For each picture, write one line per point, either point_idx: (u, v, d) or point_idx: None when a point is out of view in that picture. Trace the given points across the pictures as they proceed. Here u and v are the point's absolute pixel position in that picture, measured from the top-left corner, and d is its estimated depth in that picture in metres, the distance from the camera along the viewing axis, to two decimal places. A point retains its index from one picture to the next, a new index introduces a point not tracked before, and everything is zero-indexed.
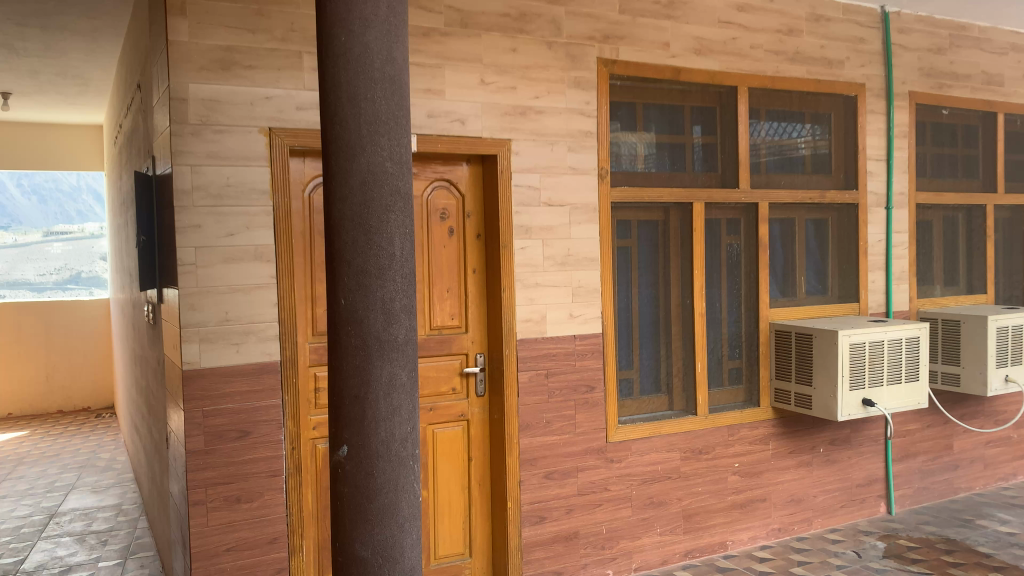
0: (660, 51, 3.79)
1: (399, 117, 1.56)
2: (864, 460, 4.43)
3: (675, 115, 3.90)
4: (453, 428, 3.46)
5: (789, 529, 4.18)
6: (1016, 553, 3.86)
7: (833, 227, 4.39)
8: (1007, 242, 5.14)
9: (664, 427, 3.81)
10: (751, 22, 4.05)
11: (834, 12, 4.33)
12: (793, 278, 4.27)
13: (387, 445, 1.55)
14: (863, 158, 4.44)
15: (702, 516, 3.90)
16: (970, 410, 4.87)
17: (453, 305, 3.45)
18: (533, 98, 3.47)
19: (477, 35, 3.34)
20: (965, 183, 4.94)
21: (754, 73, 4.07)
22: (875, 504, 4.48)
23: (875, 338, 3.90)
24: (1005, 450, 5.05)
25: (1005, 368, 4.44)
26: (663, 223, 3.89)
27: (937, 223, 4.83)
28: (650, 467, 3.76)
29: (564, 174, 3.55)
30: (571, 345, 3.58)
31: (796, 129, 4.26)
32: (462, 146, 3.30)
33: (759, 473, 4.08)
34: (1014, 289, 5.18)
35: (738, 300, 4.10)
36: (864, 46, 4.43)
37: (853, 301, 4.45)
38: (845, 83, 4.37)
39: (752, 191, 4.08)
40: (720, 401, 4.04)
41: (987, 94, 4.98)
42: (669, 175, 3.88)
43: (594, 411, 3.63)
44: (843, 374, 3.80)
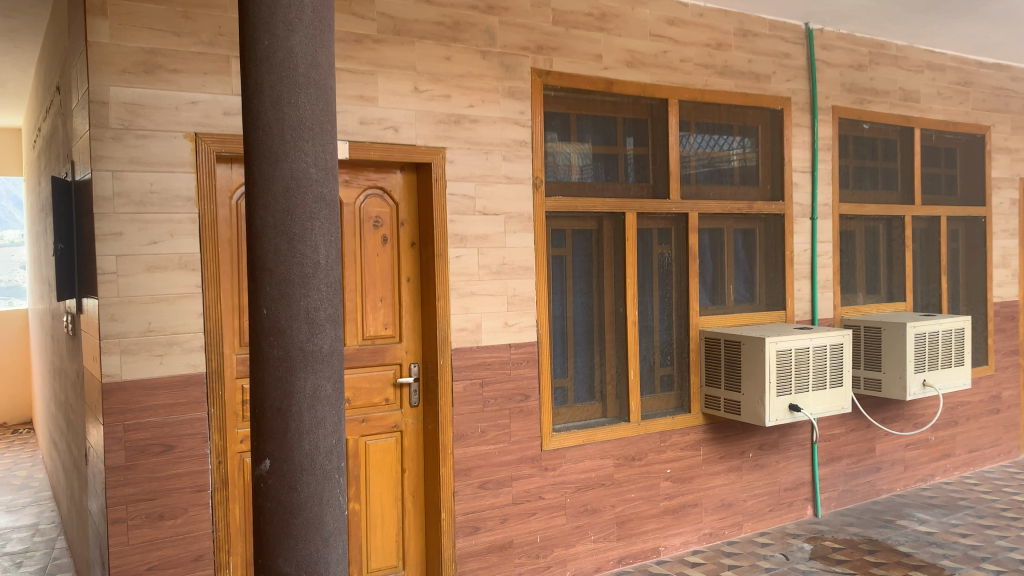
0: (593, 62, 3.83)
1: (324, 122, 1.53)
2: (792, 463, 4.53)
3: (608, 126, 3.94)
4: (386, 439, 3.42)
5: (720, 533, 4.25)
6: (934, 551, 4.00)
7: (760, 237, 4.50)
8: (924, 252, 5.35)
9: (598, 434, 3.84)
10: (681, 36, 4.13)
11: (761, 27, 4.45)
12: (723, 286, 4.36)
13: (311, 458, 1.52)
14: (789, 170, 4.56)
15: (635, 522, 3.94)
16: (891, 413, 5.04)
17: (386, 314, 3.41)
18: (467, 107, 3.47)
19: (410, 43, 3.32)
20: (885, 195, 5.13)
21: (684, 86, 4.16)
22: (802, 507, 4.59)
23: (800, 344, 4.00)
24: (924, 452, 5.24)
25: (922, 373, 4.61)
26: (596, 232, 3.92)
27: (859, 233, 5.00)
28: (584, 474, 3.78)
29: (499, 183, 3.56)
30: (506, 354, 3.58)
31: (726, 141, 4.35)
32: (395, 154, 3.27)
33: (690, 479, 4.15)
34: (931, 297, 5.40)
35: (669, 308, 4.16)
36: (790, 61, 4.57)
37: (780, 309, 4.57)
38: (772, 97, 4.50)
39: (682, 202, 4.16)
40: (652, 408, 4.09)
41: (905, 109, 5.19)
42: (602, 185, 3.92)
43: (529, 420, 3.63)
44: (770, 380, 3.89)
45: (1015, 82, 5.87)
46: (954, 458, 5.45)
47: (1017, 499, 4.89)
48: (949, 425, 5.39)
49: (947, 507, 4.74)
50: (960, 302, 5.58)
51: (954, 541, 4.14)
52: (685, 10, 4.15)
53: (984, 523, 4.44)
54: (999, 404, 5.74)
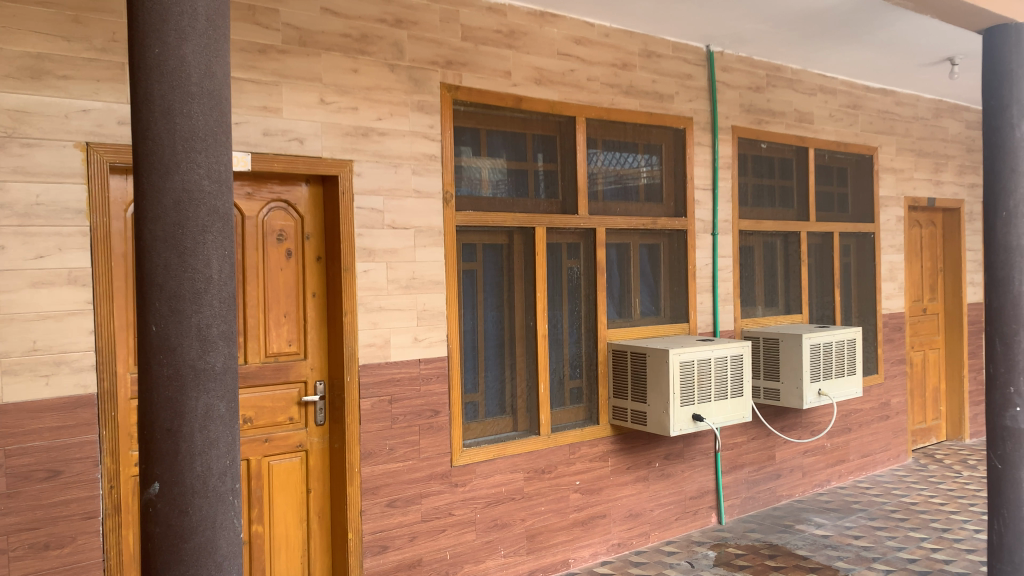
0: (501, 79, 3.86)
1: (218, 133, 1.49)
2: (696, 472, 4.65)
3: (517, 142, 3.98)
4: (291, 459, 3.33)
5: (628, 543, 4.31)
6: (829, 554, 4.17)
7: (665, 252, 4.63)
8: (818, 266, 5.60)
9: (508, 448, 3.84)
10: (588, 55, 4.21)
11: (664, 49, 4.59)
12: (629, 300, 4.45)
13: (204, 480, 1.46)
14: (692, 188, 4.71)
15: (545, 535, 3.96)
16: (790, 421, 5.25)
17: (291, 331, 3.34)
18: (375, 119, 3.44)
19: (316, 54, 3.27)
20: (781, 212, 5.35)
21: (592, 105, 4.24)
22: (706, 515, 4.71)
23: (703, 356, 4.12)
24: (820, 458, 5.47)
25: (817, 383, 4.81)
26: (506, 247, 3.95)
27: (758, 248, 5.19)
28: (494, 489, 3.78)
29: (408, 197, 3.53)
30: (415, 369, 3.54)
31: (632, 159, 4.46)
32: (300, 166, 3.22)
33: (599, 490, 4.20)
34: (825, 309, 5.65)
35: (578, 322, 4.22)
36: (691, 82, 4.73)
37: (683, 321, 4.69)
38: (675, 116, 4.63)
39: (590, 218, 4.22)
40: (562, 420, 4.13)
41: (800, 130, 5.43)
42: (511, 200, 3.94)
43: (439, 436, 3.59)
44: (674, 391, 3.98)
45: (900, 106, 6.23)
46: (848, 463, 5.70)
47: (905, 501, 5.16)
48: (843, 431, 5.64)
49: (842, 511, 4.95)
50: (852, 314, 5.86)
51: (848, 543, 4.33)
52: (592, 30, 4.23)
53: (875, 525, 4.65)
54: (888, 411, 6.05)
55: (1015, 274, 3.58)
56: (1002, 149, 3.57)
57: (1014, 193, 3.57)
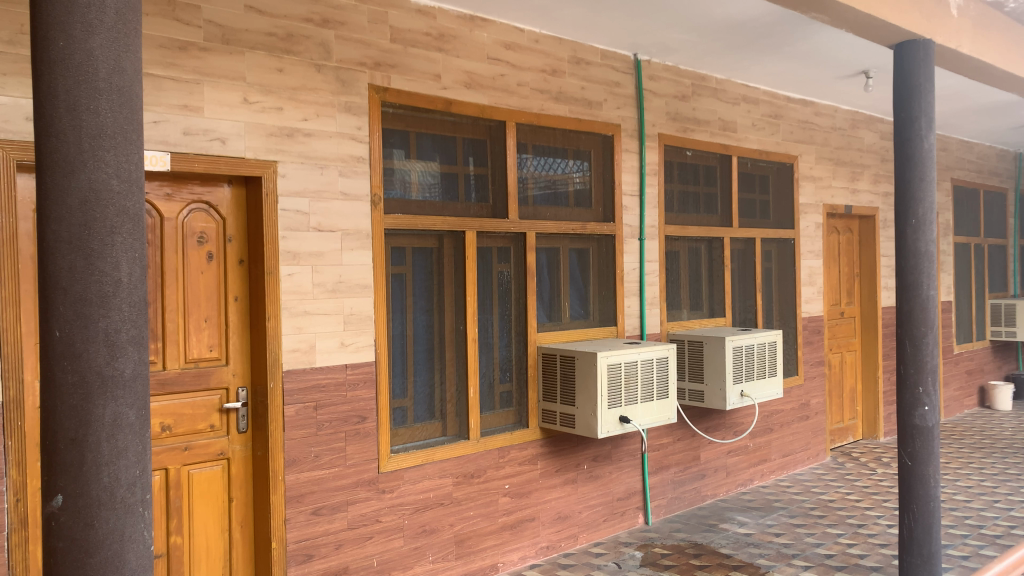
0: (431, 81, 3.84)
1: (128, 131, 1.43)
2: (623, 473, 4.71)
3: (447, 145, 3.96)
4: (211, 468, 3.24)
5: (556, 545, 4.34)
6: (751, 551, 4.27)
7: (593, 256, 4.68)
8: (741, 271, 5.75)
9: (437, 453, 3.82)
10: (518, 60, 4.23)
11: (593, 56, 4.64)
12: (559, 304, 4.48)
13: (110, 492, 1.40)
14: (619, 194, 4.78)
15: (473, 540, 3.94)
16: (714, 422, 5.37)
17: (211, 336, 3.25)
18: (301, 120, 3.38)
19: (240, 53, 3.19)
20: (706, 218, 5.48)
21: (522, 109, 4.25)
22: (633, 516, 4.77)
23: (630, 358, 4.18)
24: (743, 457, 5.60)
25: (740, 384, 4.93)
26: (436, 251, 3.93)
27: (684, 254, 5.30)
28: (422, 494, 3.74)
29: (334, 199, 3.48)
30: (341, 375, 3.49)
31: (561, 164, 4.50)
32: (222, 167, 3.14)
33: (528, 493, 4.21)
34: (748, 313, 5.80)
35: (508, 325, 4.23)
36: (620, 89, 4.80)
37: (611, 325, 4.75)
38: (603, 123, 4.69)
39: (520, 222, 4.24)
40: (491, 424, 4.12)
41: (724, 139, 5.57)
42: (441, 203, 3.93)
43: (366, 442, 3.54)
44: (601, 394, 4.02)
45: (818, 117, 6.45)
46: (769, 462, 5.86)
47: (822, 498, 5.33)
48: (765, 431, 5.80)
49: (763, 509, 5.09)
50: (773, 318, 6.03)
51: (769, 540, 4.45)
52: (522, 35, 4.25)
53: (794, 522, 4.79)
54: (807, 411, 6.25)
55: (924, 279, 3.74)
56: (912, 160, 3.74)
57: (923, 202, 3.73)
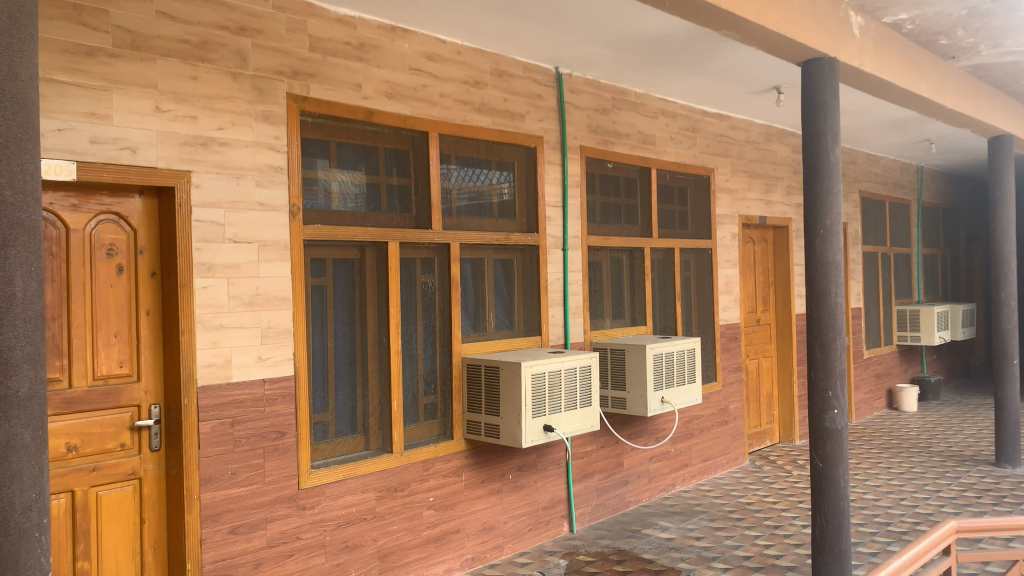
0: (351, 91, 3.81)
1: (23, 139, 1.38)
2: (548, 482, 4.75)
3: (368, 155, 3.93)
4: (122, 489, 3.11)
5: (481, 557, 4.33)
6: (673, 556, 4.35)
7: (517, 267, 4.71)
8: (661, 281, 5.88)
9: (359, 468, 3.76)
10: (440, 71, 4.23)
11: (516, 69, 4.69)
12: (483, 313, 4.49)
13: (5, 517, 1.33)
14: (543, 205, 4.82)
15: (397, 554, 3.90)
16: (636, 429, 5.46)
17: (122, 351, 3.13)
18: (215, 129, 3.30)
19: (151, 59, 3.09)
20: (627, 229, 5.58)
21: (444, 120, 4.25)
22: (558, 524, 4.81)
23: (554, 367, 4.21)
24: (665, 463, 5.71)
25: (661, 391, 5.03)
26: (357, 262, 3.89)
27: (606, 263, 5.39)
28: (344, 510, 3.68)
29: (251, 210, 3.41)
30: (259, 390, 3.41)
31: (484, 175, 4.52)
32: (133, 177, 3.03)
33: (453, 505, 4.19)
34: (668, 321, 5.93)
35: (432, 336, 4.21)
36: (542, 102, 4.86)
37: (536, 334, 4.79)
38: (526, 135, 4.74)
39: (444, 233, 4.24)
40: (415, 437, 4.09)
41: (643, 151, 5.69)
42: (363, 214, 3.89)
43: (285, 458, 3.47)
44: (525, 403, 4.04)
45: (734, 130, 6.66)
46: (690, 467, 5.99)
47: (741, 501, 5.47)
48: (686, 437, 5.93)
49: (685, 513, 5.19)
50: (692, 325, 6.18)
51: (690, 544, 4.54)
52: (444, 47, 4.26)
53: (714, 525, 4.91)
54: (726, 416, 6.42)
55: (831, 287, 3.89)
56: (820, 173, 3.90)
57: (830, 213, 3.89)
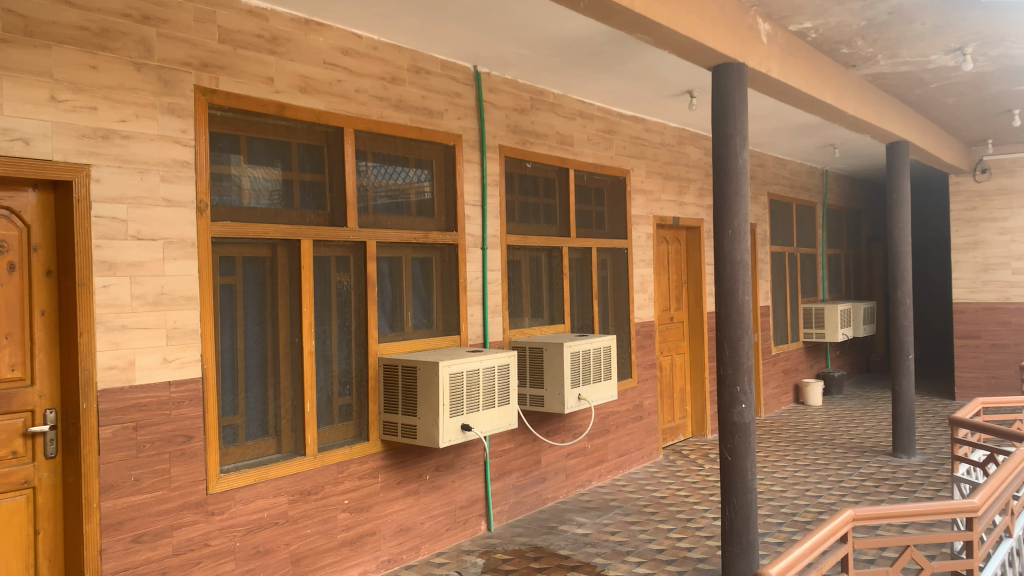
0: (263, 85, 3.71)
1: None
2: (466, 482, 4.74)
3: (280, 151, 3.84)
4: (14, 499, 2.95)
5: (398, 558, 4.29)
6: (588, 551, 4.41)
7: (435, 266, 4.68)
8: (579, 280, 5.95)
9: (271, 471, 3.67)
10: (355, 66, 4.16)
11: (434, 66, 4.65)
12: (400, 313, 4.44)
13: None
14: (461, 204, 4.81)
15: (311, 558, 3.83)
16: (554, 426, 5.51)
17: (13, 354, 2.97)
18: (117, 121, 3.16)
19: (47, 47, 2.94)
20: (546, 228, 5.63)
21: (360, 117, 4.19)
22: (476, 523, 4.81)
23: (471, 366, 4.20)
24: (581, 459, 5.78)
25: (578, 388, 5.09)
26: (269, 260, 3.79)
27: (525, 263, 5.42)
28: (255, 515, 3.59)
29: (156, 206, 3.28)
30: (165, 393, 3.28)
31: (401, 172, 4.48)
32: (26, 169, 2.88)
33: (368, 508, 4.14)
34: (585, 319, 6.00)
35: (348, 336, 4.14)
36: (460, 100, 4.84)
37: (454, 333, 4.77)
38: (444, 133, 4.71)
39: (360, 230, 4.18)
40: (329, 439, 4.02)
41: (561, 152, 5.74)
42: (275, 211, 3.80)
43: (192, 463, 3.35)
44: (442, 403, 4.02)
45: (649, 133, 6.80)
46: (607, 463, 6.08)
47: (655, 495, 5.59)
48: (602, 433, 6.02)
49: (601, 509, 5.27)
50: (609, 324, 6.28)
51: (605, 539, 4.61)
52: (360, 42, 4.19)
53: (629, 520, 5.00)
54: (641, 412, 6.54)
55: (739, 286, 4.01)
56: (729, 175, 4.01)
57: (738, 213, 4.01)
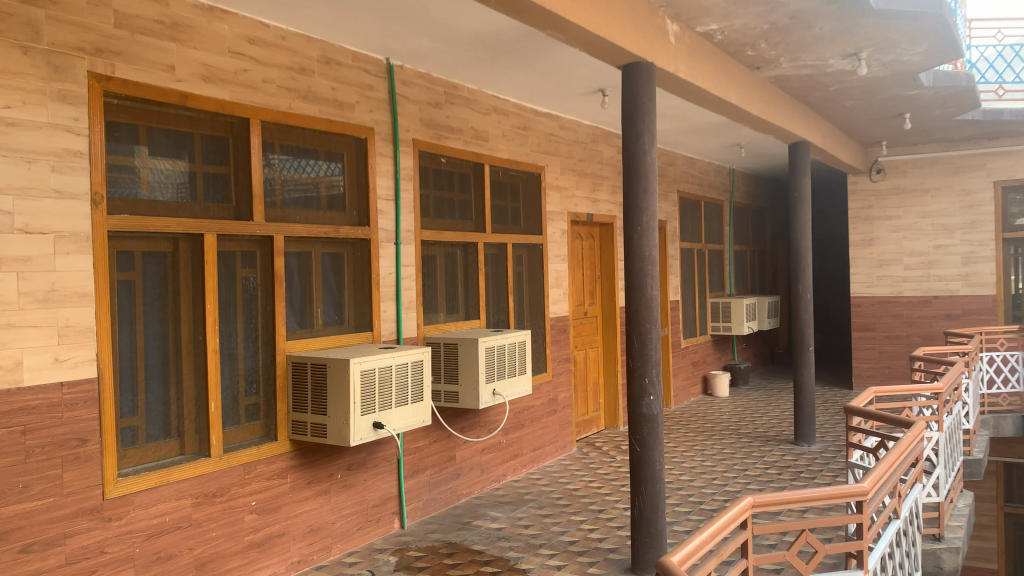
0: (163, 73, 3.56)
1: None
2: (378, 480, 4.69)
3: (182, 143, 3.71)
4: None
5: (309, 559, 4.21)
6: (502, 545, 4.43)
7: (347, 261, 4.61)
8: (494, 275, 5.96)
9: (173, 474, 3.54)
10: (262, 56, 4.05)
11: (345, 57, 4.57)
12: (310, 309, 4.35)
13: None
14: (373, 199, 4.75)
15: (216, 562, 3.72)
16: (469, 422, 5.51)
17: None
18: (2, 107, 2.97)
19: None
20: (460, 224, 5.61)
21: (267, 108, 4.08)
22: (389, 521, 4.76)
23: (384, 363, 4.16)
24: (496, 454, 5.80)
25: (492, 383, 5.10)
26: (170, 255, 3.65)
27: (439, 258, 5.39)
28: (156, 519, 3.46)
29: (45, 197, 3.11)
30: (56, 395, 3.11)
31: (310, 165, 4.38)
32: None
33: (277, 508, 4.04)
34: (501, 315, 6.02)
35: (254, 334, 4.03)
36: (372, 93, 4.77)
37: (367, 330, 4.71)
38: (355, 126, 4.63)
39: (267, 225, 4.07)
40: (235, 439, 3.90)
41: (476, 147, 5.73)
42: (177, 204, 3.66)
43: (87, 467, 3.19)
44: (353, 401, 3.96)
45: (564, 130, 6.87)
46: (521, 457, 6.12)
47: (568, 488, 5.66)
48: (517, 427, 6.06)
49: (515, 503, 5.30)
50: (524, 319, 6.32)
51: (519, 533, 4.64)
52: (266, 31, 4.07)
53: (542, 513, 5.04)
54: (556, 406, 6.61)
55: (647, 281, 4.10)
56: (638, 172, 4.09)
57: (647, 210, 4.09)
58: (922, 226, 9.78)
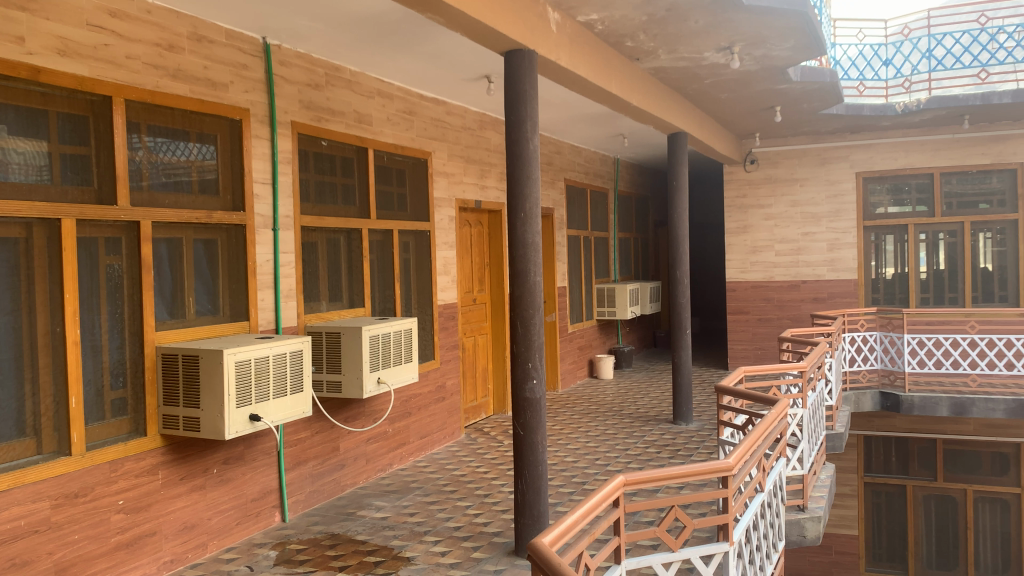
0: (11, 44, 3.29)
1: None
2: (258, 473, 4.56)
3: (35, 121, 3.45)
4: None
5: (183, 558, 4.04)
6: (385, 534, 4.39)
7: (221, 248, 4.43)
8: (379, 261, 5.87)
9: (28, 475, 3.31)
10: (126, 30, 3.81)
11: (217, 35, 4.37)
12: (182, 298, 4.16)
13: None
14: (249, 183, 4.58)
15: (79, 566, 3.52)
16: (353, 412, 5.43)
17: None
18: None
19: None
20: (344, 210, 5.49)
21: (131, 85, 3.85)
22: (269, 515, 4.64)
23: (260, 354, 4.03)
24: (381, 444, 5.73)
25: (377, 371, 5.04)
26: (23, 241, 3.40)
27: (321, 245, 5.26)
28: (9, 524, 3.23)
29: None
30: None
31: (180, 147, 4.18)
32: None
33: (147, 507, 3.86)
34: (387, 302, 5.95)
35: (120, 324, 3.81)
36: (247, 73, 4.59)
37: (243, 319, 4.55)
38: (229, 107, 4.45)
39: (132, 209, 3.85)
40: (99, 436, 3.68)
41: (359, 131, 5.61)
42: (30, 186, 3.41)
43: None
44: (228, 393, 3.82)
45: (450, 116, 6.82)
46: (408, 445, 6.09)
47: (455, 474, 5.68)
48: (403, 415, 6.01)
49: (400, 491, 5.27)
50: (411, 306, 6.27)
51: (403, 521, 4.61)
52: (130, 4, 3.84)
53: (428, 500, 5.04)
54: (443, 392, 6.61)
55: (530, 267, 4.14)
56: (521, 159, 4.12)
57: (529, 197, 4.13)
58: (791, 214, 10.31)
